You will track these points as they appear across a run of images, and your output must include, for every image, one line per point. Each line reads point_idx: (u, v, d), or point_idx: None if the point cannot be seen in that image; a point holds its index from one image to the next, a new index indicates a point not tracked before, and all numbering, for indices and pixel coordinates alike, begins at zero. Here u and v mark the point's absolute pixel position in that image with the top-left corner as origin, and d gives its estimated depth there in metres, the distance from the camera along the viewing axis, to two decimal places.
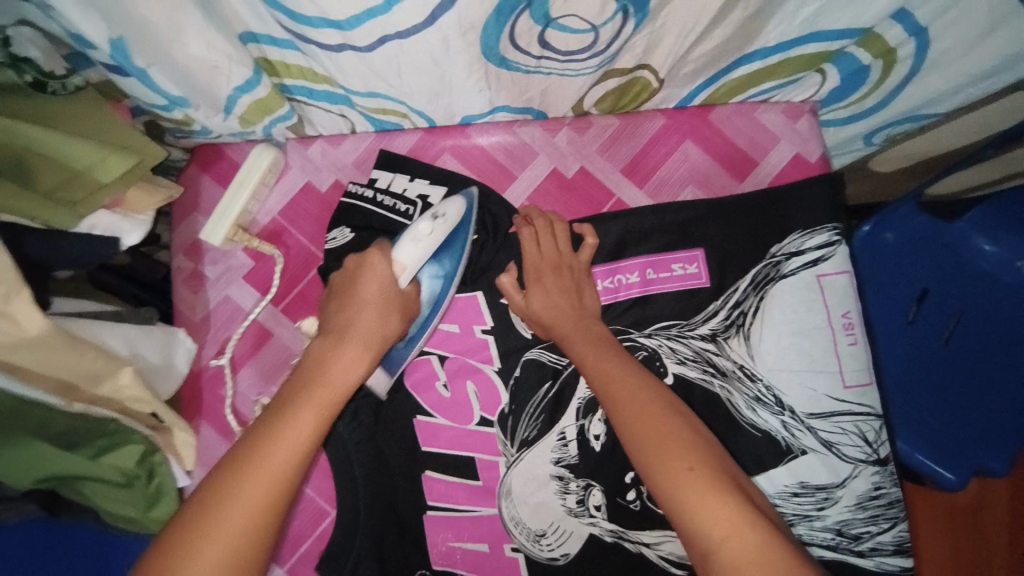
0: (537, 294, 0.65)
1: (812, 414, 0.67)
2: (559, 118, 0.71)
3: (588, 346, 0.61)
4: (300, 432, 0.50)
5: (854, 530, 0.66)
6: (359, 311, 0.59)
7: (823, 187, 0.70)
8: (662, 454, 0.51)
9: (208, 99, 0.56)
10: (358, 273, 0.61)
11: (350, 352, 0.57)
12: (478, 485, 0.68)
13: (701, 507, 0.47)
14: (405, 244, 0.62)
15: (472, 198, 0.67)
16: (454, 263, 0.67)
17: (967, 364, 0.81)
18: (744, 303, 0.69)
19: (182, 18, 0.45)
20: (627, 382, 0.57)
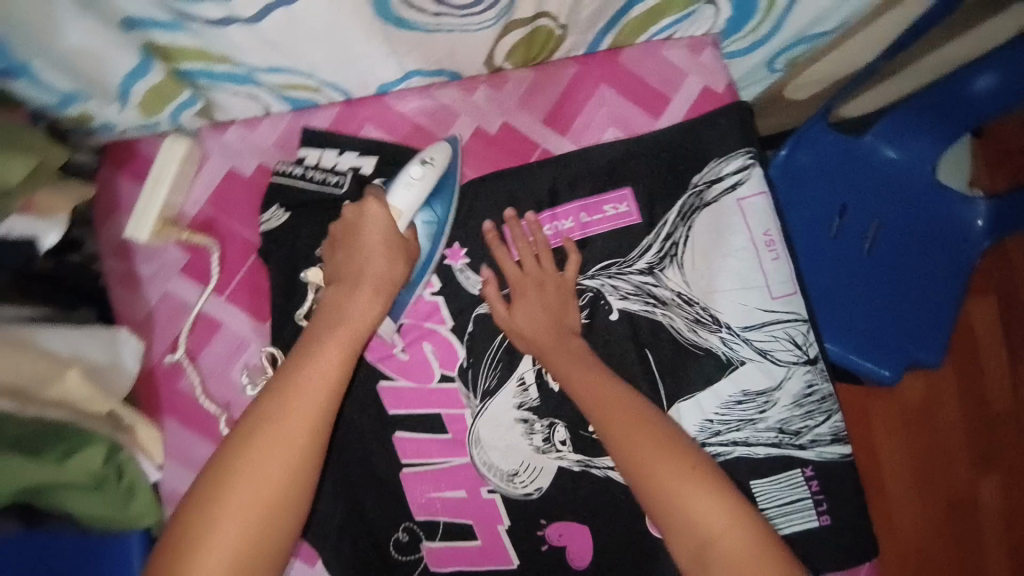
0: (521, 309, 0.68)
1: (746, 326, 0.73)
2: (475, 77, 0.73)
3: (571, 364, 0.65)
4: (328, 366, 0.53)
5: (794, 426, 0.73)
6: (365, 261, 0.60)
7: (733, 114, 0.74)
8: (654, 461, 0.55)
9: (100, 90, 0.56)
10: (359, 221, 0.62)
11: (364, 295, 0.59)
12: (448, 438, 0.71)
13: (700, 507, 0.52)
14: (399, 189, 0.64)
15: (456, 144, 0.71)
16: (445, 208, 0.70)
17: (887, 268, 0.92)
18: (674, 233, 0.73)
19: (58, 10, 0.45)
20: (617, 396, 0.61)
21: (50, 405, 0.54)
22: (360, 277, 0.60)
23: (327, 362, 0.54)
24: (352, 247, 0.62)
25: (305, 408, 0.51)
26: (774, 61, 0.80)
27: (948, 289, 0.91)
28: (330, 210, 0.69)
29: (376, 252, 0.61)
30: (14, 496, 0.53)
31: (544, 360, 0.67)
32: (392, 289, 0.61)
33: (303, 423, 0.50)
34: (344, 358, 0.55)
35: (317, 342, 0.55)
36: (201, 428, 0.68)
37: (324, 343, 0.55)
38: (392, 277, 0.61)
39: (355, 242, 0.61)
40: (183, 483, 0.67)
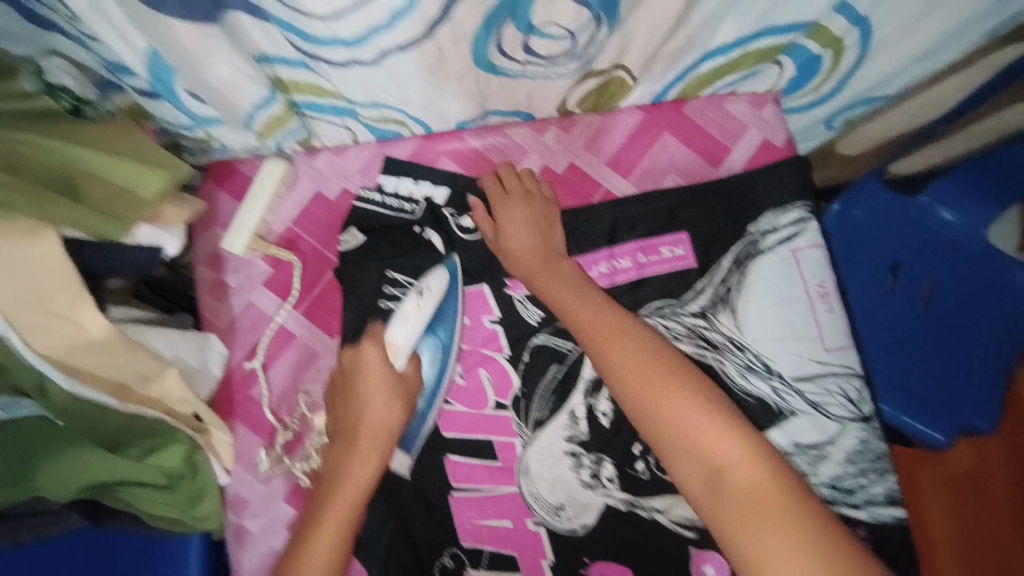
0: (509, 230, 0.72)
1: (798, 377, 0.73)
2: (545, 119, 0.77)
3: (571, 292, 0.68)
4: (328, 529, 0.62)
5: (846, 484, 0.71)
6: (360, 409, 0.68)
7: (794, 167, 0.76)
8: (669, 400, 0.61)
9: (232, 116, 0.62)
10: (355, 364, 0.69)
11: (360, 448, 0.67)
12: (498, 466, 0.72)
13: (723, 440, 0.59)
14: (396, 324, 0.70)
15: (455, 265, 0.73)
16: (449, 332, 0.73)
17: (942, 328, 0.91)
18: (728, 279, 0.75)
19: (213, 46, 0.51)
20: (622, 326, 0.65)
21: (144, 403, 0.58)
22: (356, 425, 0.68)
23: (329, 528, 0.62)
24: (347, 393, 0.69)
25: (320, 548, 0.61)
26: (833, 119, 0.82)
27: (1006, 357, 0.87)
28: (398, 231, 0.74)
29: (371, 399, 0.68)
30: (86, 491, 0.57)
31: (530, 280, 0.71)
32: (388, 436, 0.68)
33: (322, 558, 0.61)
34: (357, 496, 0.65)
35: (329, 491, 0.65)
36: (267, 436, 0.71)
37: (330, 501, 0.64)
38: (387, 424, 0.68)
39: (352, 392, 0.69)
40: (246, 485, 0.70)
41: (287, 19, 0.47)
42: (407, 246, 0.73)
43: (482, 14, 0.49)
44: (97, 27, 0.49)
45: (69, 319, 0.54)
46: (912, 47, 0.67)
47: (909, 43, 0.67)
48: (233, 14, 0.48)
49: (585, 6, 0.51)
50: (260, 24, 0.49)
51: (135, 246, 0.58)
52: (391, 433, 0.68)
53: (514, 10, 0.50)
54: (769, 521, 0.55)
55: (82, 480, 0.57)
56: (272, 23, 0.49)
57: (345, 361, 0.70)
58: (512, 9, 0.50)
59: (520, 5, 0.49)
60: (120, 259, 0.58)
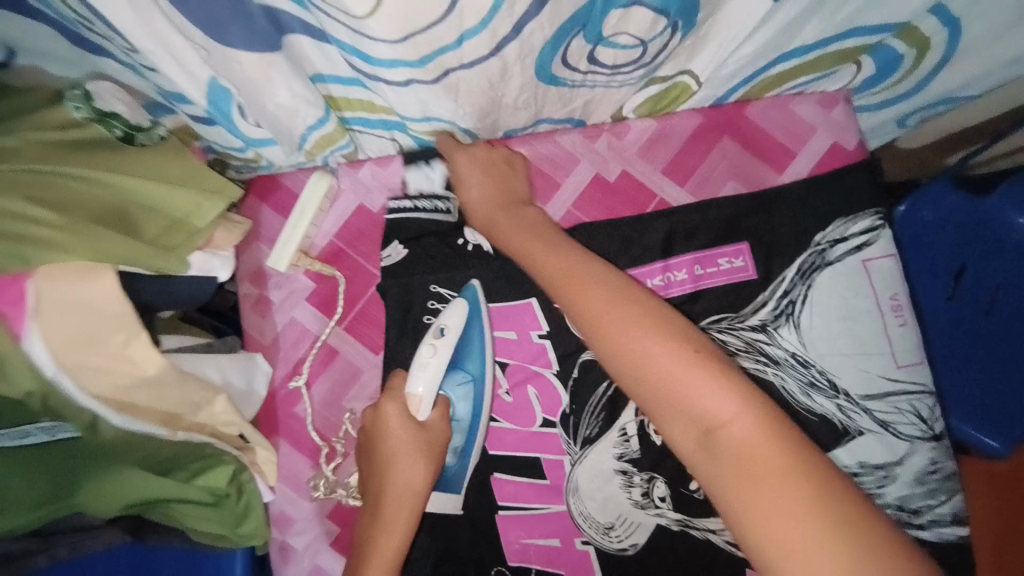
0: (468, 189, 0.65)
1: (866, 395, 0.69)
2: (598, 124, 0.73)
3: (531, 241, 0.58)
4: None
5: (913, 505, 0.69)
6: (384, 473, 0.62)
7: (864, 173, 0.72)
8: (651, 351, 0.48)
9: (286, 140, 0.61)
10: (377, 426, 0.64)
11: (388, 513, 0.61)
12: (546, 484, 0.71)
13: (700, 390, 0.46)
14: (415, 374, 0.65)
15: (474, 292, 0.69)
16: (478, 364, 0.69)
17: (1011, 336, 0.82)
18: (792, 291, 0.71)
19: (275, 73, 0.49)
20: (592, 274, 0.54)
21: (195, 428, 0.61)
22: (382, 491, 0.62)
23: None
24: (373, 459, 0.64)
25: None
26: (906, 118, 0.77)
27: None
28: (444, 246, 0.71)
29: (394, 459, 0.62)
30: (127, 508, 0.58)
31: (489, 231, 0.63)
32: (415, 498, 0.61)
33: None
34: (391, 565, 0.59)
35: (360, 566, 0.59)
36: (312, 454, 0.70)
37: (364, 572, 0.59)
38: (414, 484, 0.61)
39: (376, 457, 0.63)
40: (290, 504, 0.69)
41: (348, 41, 0.44)
42: (456, 261, 0.71)
43: (555, 27, 0.46)
44: (160, 59, 0.47)
45: (125, 357, 0.55)
46: (1009, 49, 0.61)
47: (1005, 45, 0.60)
48: (292, 36, 0.45)
49: (663, 14, 0.47)
50: (317, 45, 0.46)
51: (187, 279, 0.58)
52: (420, 494, 0.62)
53: (587, 21, 0.46)
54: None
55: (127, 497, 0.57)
56: (331, 44, 0.46)
57: (370, 424, 0.65)
58: (585, 21, 0.46)
59: (594, 17, 0.46)
60: (175, 289, 0.58)
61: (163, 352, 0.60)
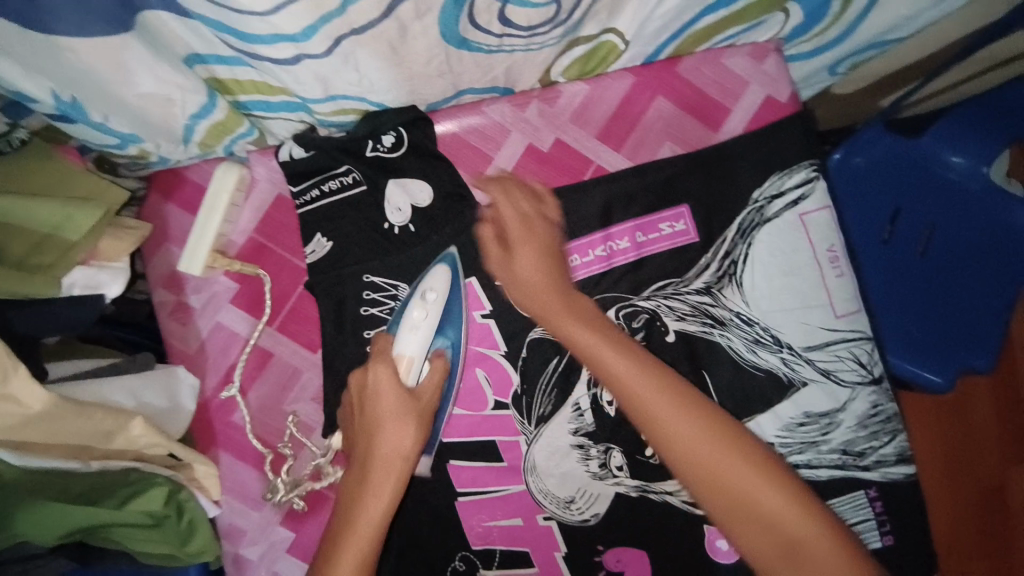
0: (525, 260, 0.61)
1: (808, 347, 0.70)
2: (527, 91, 0.70)
3: (590, 336, 0.57)
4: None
5: (858, 448, 0.71)
6: (372, 437, 0.58)
7: (797, 125, 0.71)
8: (749, 478, 0.52)
9: (164, 132, 0.56)
10: (365, 390, 0.61)
11: (377, 481, 0.57)
12: (503, 466, 0.70)
13: (795, 522, 0.51)
14: (404, 336, 0.62)
15: (453, 259, 0.67)
16: (457, 331, 0.66)
17: (941, 271, 0.90)
18: (733, 251, 0.71)
19: (130, 57, 0.46)
20: (671, 386, 0.55)
21: (111, 455, 0.57)
22: (369, 458, 0.58)
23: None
24: (364, 421, 0.60)
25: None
26: (837, 65, 0.76)
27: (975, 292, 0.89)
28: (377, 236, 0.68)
29: (382, 421, 0.58)
30: (65, 538, 0.53)
31: (541, 319, 0.60)
32: (403, 464, 0.58)
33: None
34: (372, 536, 0.55)
35: (340, 535, 0.56)
36: (257, 461, 0.68)
37: (344, 543, 0.55)
38: (402, 449, 0.58)
39: (368, 418, 0.59)
40: (239, 514, 0.67)
41: (214, 16, 0.42)
42: (387, 248, 0.68)
43: None
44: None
45: (6, 396, 0.49)
46: None
47: None
48: (147, 12, 0.42)
49: None
50: (183, 21, 0.43)
51: (66, 300, 0.53)
52: (408, 460, 0.58)
53: None
54: None
55: (65, 525, 0.52)
56: (195, 20, 0.43)
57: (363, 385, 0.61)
58: None
59: None
60: (59, 316, 0.53)
61: (46, 386, 0.53)
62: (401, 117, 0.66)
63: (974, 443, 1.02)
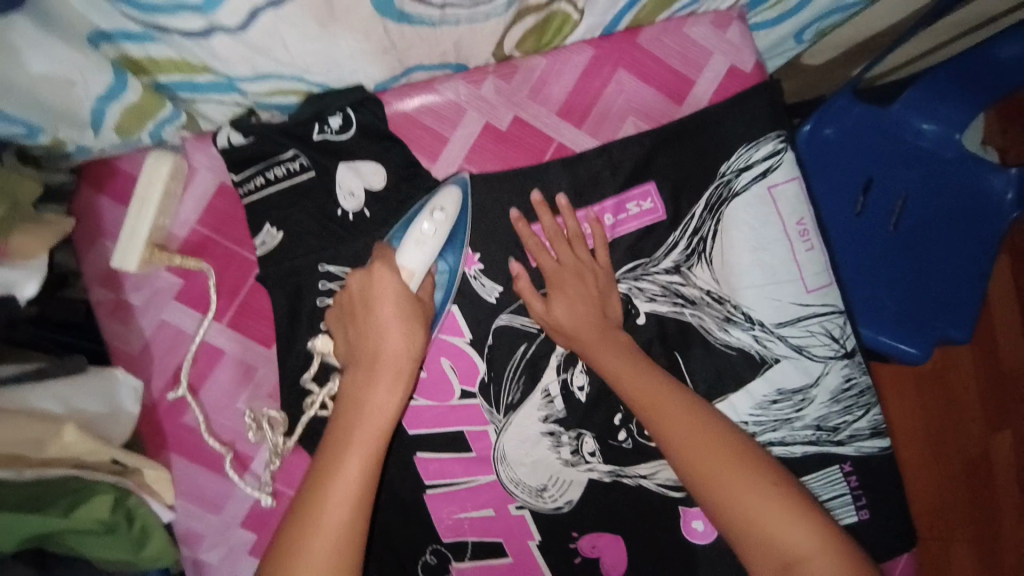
0: (560, 303, 0.65)
1: (779, 323, 0.70)
2: (482, 67, 0.67)
3: (622, 360, 0.62)
4: (350, 478, 0.50)
5: (832, 423, 0.70)
6: (378, 342, 0.55)
7: (763, 95, 0.69)
8: (746, 488, 0.54)
9: (69, 117, 0.54)
10: (368, 292, 0.56)
11: (383, 386, 0.54)
12: (473, 457, 0.68)
13: (789, 533, 0.52)
14: (410, 248, 0.58)
15: (464, 184, 0.65)
16: (457, 257, 0.64)
17: (911, 242, 0.90)
18: (702, 228, 0.69)
19: (16, 35, 0.44)
20: (679, 400, 0.59)
21: (46, 464, 0.52)
22: (376, 356, 0.55)
23: (349, 477, 0.50)
24: (365, 319, 0.56)
25: (344, 489, 0.50)
26: (804, 32, 0.74)
27: (944, 261, 0.90)
28: (332, 224, 0.65)
29: (389, 325, 0.55)
30: (24, 543, 0.50)
31: (583, 353, 0.64)
32: (412, 368, 0.55)
33: (344, 510, 0.49)
34: (384, 434, 0.53)
35: (346, 437, 0.52)
36: (211, 463, 0.65)
37: (349, 444, 0.52)
38: (410, 353, 0.55)
39: (372, 316, 0.55)
40: (195, 519, 0.65)
41: None
42: (341, 237, 0.65)
43: None
44: None
45: None
46: None
47: None
48: None
49: None
50: None
51: None
52: (415, 366, 0.56)
53: None
54: None
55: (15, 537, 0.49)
56: None
57: (358, 282, 0.57)
58: None
59: None
60: None
61: None
62: (345, 96, 0.62)
63: (958, 410, 1.04)
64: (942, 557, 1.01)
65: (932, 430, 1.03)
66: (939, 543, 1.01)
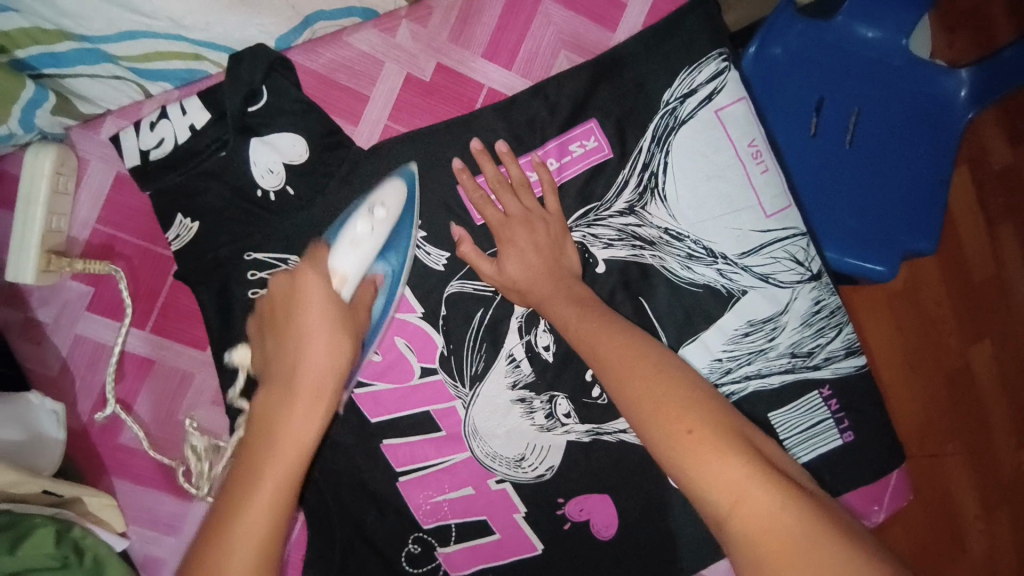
0: (511, 258, 0.60)
1: (742, 253, 0.67)
2: (392, 12, 0.61)
3: (571, 308, 0.57)
4: (266, 493, 0.43)
5: (806, 348, 0.68)
6: (300, 349, 0.49)
7: (699, 12, 0.65)
8: (666, 429, 0.45)
9: None
10: (294, 296, 0.52)
11: (303, 399, 0.48)
12: (443, 436, 0.64)
13: (709, 476, 0.43)
14: (343, 248, 0.55)
15: (411, 180, 0.60)
16: (400, 259, 0.60)
17: (870, 157, 0.89)
18: (652, 162, 0.66)
19: None
20: (610, 345, 0.52)
21: None
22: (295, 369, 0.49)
23: (265, 487, 0.44)
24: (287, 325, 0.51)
25: (259, 502, 0.43)
26: None
27: (903, 173, 0.89)
28: (251, 205, 0.58)
29: (311, 335, 0.50)
30: None
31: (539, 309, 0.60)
32: (337, 383, 0.50)
33: (251, 548, 0.41)
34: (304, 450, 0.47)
35: (262, 448, 0.45)
36: (158, 483, 0.60)
37: (265, 460, 0.45)
38: (336, 367, 0.50)
39: (297, 322, 0.51)
40: (151, 545, 0.60)
41: None
42: (264, 219, 0.59)
43: None
44: None
45: None
46: None
47: None
48: None
49: None
50: None
51: None
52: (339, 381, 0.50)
53: None
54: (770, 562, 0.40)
55: None
56: None
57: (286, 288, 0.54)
58: None
59: None
60: None
61: None
62: (257, 65, 0.56)
63: (931, 323, 1.04)
64: (932, 470, 1.03)
65: (913, 349, 1.03)
66: (930, 460, 1.03)
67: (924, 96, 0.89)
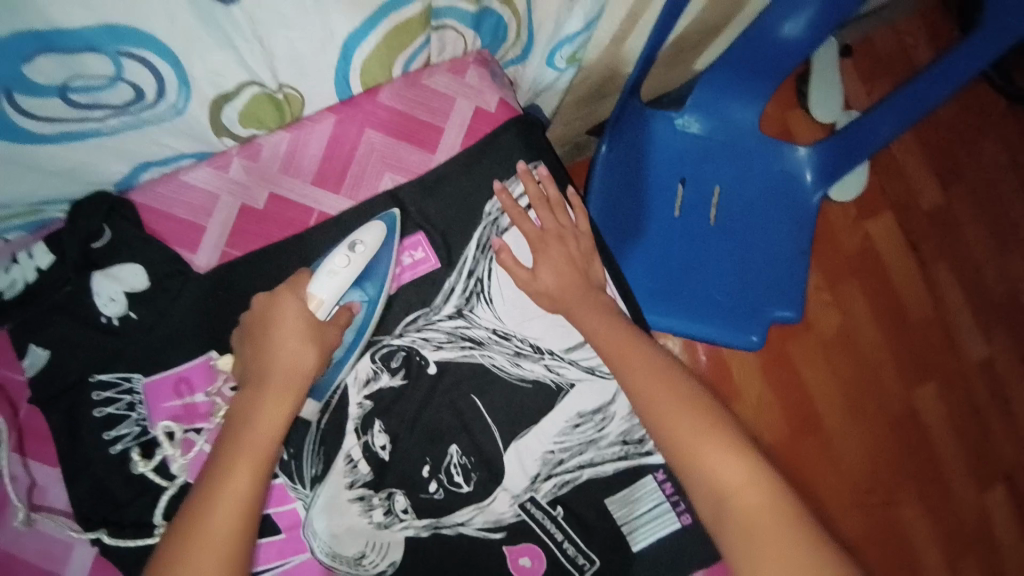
0: (546, 267, 0.70)
1: (568, 348, 0.71)
2: (223, 151, 0.66)
3: (597, 319, 0.67)
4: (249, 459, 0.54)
5: (636, 435, 0.71)
6: (275, 334, 0.60)
7: (513, 132, 0.72)
8: (699, 432, 0.57)
9: None
10: (274, 296, 0.62)
11: (279, 369, 0.59)
12: (283, 538, 0.67)
13: (719, 461, 0.56)
14: (322, 277, 0.62)
15: (392, 220, 0.68)
16: (378, 288, 0.67)
17: (734, 231, 0.93)
18: (477, 268, 0.71)
19: None
20: (643, 354, 0.64)
21: None
22: (266, 374, 0.58)
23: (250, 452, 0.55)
24: (263, 346, 0.60)
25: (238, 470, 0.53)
26: (552, 62, 0.81)
27: (769, 245, 0.94)
28: (92, 332, 0.64)
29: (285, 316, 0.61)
30: None
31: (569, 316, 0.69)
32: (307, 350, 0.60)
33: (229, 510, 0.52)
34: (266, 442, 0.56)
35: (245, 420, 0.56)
36: None
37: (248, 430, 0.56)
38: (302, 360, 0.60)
39: (270, 345, 0.60)
40: None
41: None
42: (104, 343, 0.64)
43: None
44: None
45: None
46: None
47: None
48: None
49: (95, 48, 0.45)
50: None
51: None
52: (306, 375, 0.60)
53: (8, 83, 0.45)
54: (738, 502, 0.54)
55: None
56: None
57: (264, 312, 0.62)
58: (3, 83, 0.45)
59: (9, 76, 0.44)
60: None
61: None
62: (97, 210, 0.63)
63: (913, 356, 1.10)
64: None
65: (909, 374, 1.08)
66: None
67: (774, 171, 0.96)
